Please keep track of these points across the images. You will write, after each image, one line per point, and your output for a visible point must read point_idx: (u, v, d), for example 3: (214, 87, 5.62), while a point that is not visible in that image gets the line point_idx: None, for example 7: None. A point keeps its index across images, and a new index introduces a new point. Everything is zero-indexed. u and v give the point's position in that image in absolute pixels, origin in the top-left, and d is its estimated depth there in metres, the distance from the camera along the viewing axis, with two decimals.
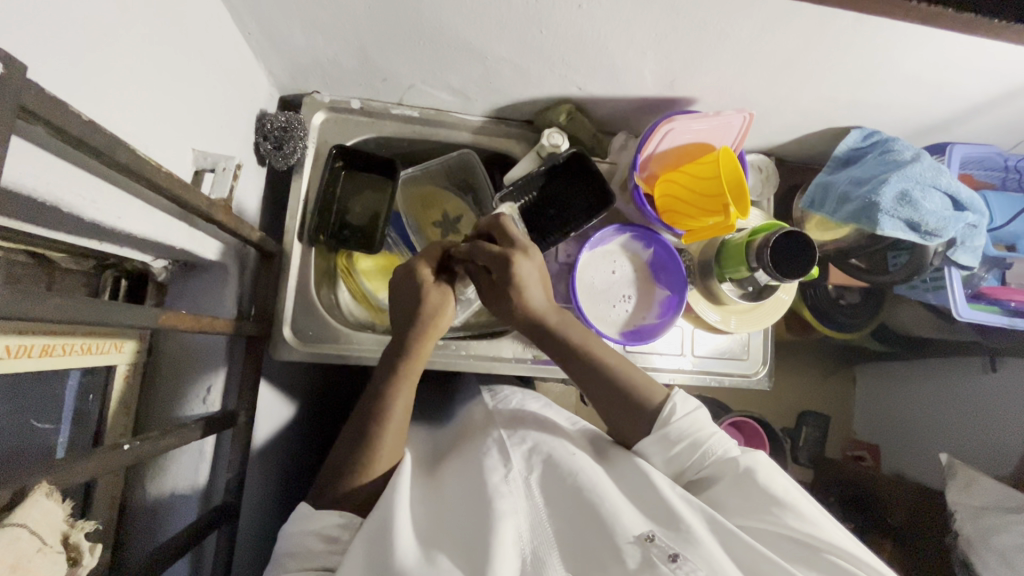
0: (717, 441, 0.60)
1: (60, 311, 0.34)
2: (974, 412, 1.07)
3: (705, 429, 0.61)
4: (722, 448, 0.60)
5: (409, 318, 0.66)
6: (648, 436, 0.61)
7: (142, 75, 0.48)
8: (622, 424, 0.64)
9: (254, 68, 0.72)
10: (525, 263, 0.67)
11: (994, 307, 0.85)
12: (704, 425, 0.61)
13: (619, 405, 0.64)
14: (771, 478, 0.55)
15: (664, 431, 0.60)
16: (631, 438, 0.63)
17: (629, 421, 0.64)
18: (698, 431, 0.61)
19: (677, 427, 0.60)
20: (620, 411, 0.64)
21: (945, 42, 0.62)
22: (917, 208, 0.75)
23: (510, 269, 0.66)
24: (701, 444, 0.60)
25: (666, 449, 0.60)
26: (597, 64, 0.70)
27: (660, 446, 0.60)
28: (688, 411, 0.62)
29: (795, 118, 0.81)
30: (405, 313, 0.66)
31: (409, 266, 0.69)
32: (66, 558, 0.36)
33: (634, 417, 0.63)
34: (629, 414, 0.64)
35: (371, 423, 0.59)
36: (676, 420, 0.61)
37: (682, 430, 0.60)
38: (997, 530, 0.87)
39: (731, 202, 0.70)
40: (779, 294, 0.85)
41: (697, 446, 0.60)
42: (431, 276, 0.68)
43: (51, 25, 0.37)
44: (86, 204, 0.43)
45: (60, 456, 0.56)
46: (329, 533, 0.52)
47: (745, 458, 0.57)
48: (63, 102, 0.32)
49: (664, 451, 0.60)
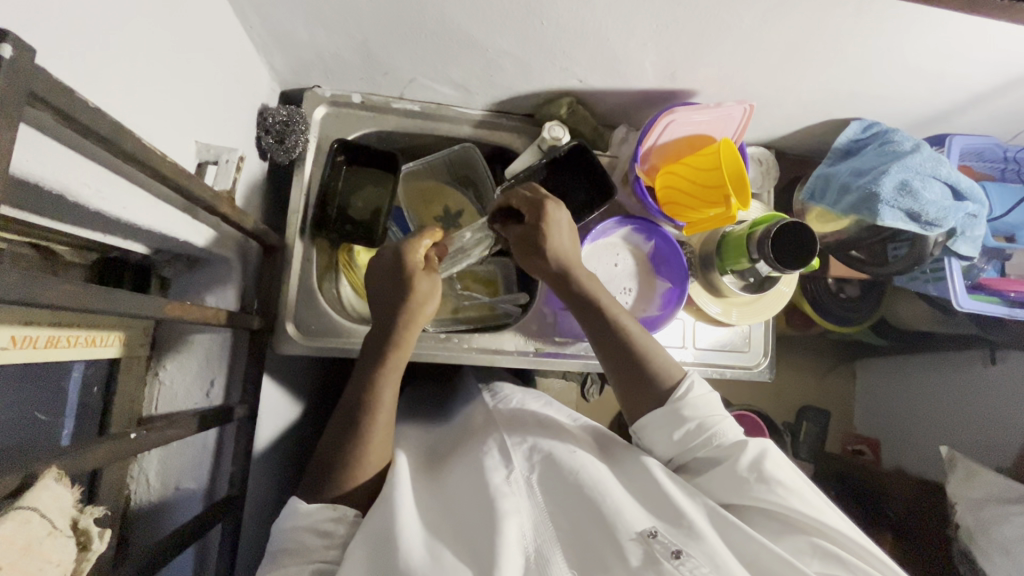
0: (726, 425, 0.61)
1: (68, 298, 0.35)
2: (974, 404, 1.08)
3: (716, 412, 0.62)
4: (732, 434, 0.60)
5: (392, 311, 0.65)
6: (659, 410, 0.62)
7: (147, 66, 0.48)
8: (638, 404, 0.64)
9: (256, 62, 0.72)
10: (557, 207, 0.70)
11: (994, 297, 0.85)
12: (715, 407, 0.62)
13: (637, 381, 0.64)
14: (778, 466, 0.56)
15: (677, 408, 0.61)
16: (640, 415, 0.64)
17: (646, 400, 0.64)
18: (710, 412, 0.61)
19: (689, 404, 0.61)
20: (637, 389, 0.64)
21: (944, 32, 0.62)
22: (917, 198, 0.75)
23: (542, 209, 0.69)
24: (712, 427, 0.61)
25: (677, 427, 0.61)
26: (598, 57, 0.71)
27: (672, 425, 0.61)
28: (700, 392, 0.63)
29: (795, 110, 0.81)
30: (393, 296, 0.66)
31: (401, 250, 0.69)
32: (74, 542, 0.36)
33: (650, 395, 0.63)
34: (645, 391, 0.64)
35: (360, 420, 0.59)
36: (689, 399, 0.61)
37: (694, 409, 0.61)
38: (997, 521, 0.87)
39: (731, 193, 0.70)
40: (779, 286, 0.86)
41: (708, 426, 0.60)
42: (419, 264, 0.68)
43: (57, 13, 0.37)
44: (92, 194, 0.43)
45: (66, 445, 0.57)
46: (324, 527, 0.52)
47: (755, 442, 0.58)
48: (71, 89, 0.32)
49: (674, 429, 0.61)
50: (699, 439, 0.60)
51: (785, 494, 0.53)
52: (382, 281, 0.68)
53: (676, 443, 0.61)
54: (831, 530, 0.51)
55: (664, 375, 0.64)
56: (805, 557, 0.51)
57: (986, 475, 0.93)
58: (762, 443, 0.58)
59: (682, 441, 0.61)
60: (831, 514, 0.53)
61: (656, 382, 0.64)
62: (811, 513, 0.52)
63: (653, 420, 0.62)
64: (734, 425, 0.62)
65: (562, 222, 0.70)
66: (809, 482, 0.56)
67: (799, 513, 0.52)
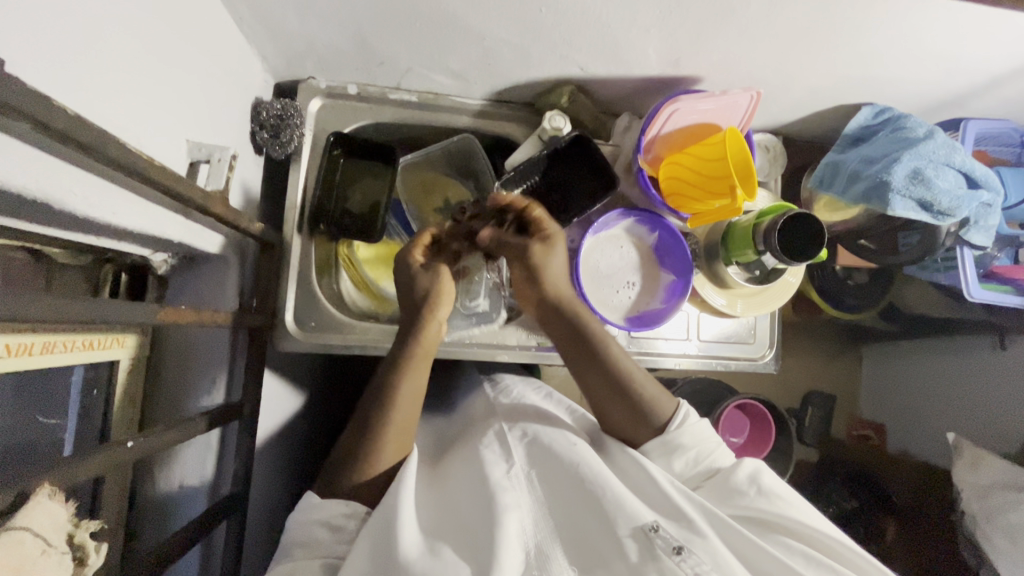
0: (720, 452, 0.61)
1: (55, 310, 0.34)
2: (985, 389, 1.06)
3: (708, 437, 0.61)
4: (724, 458, 0.60)
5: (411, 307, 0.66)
6: (651, 440, 0.61)
7: (132, 64, 0.47)
8: (627, 429, 0.63)
9: (248, 54, 0.70)
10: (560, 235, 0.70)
11: (1006, 286, 0.84)
12: (708, 434, 0.62)
13: (622, 409, 0.63)
14: (772, 480, 0.56)
15: (675, 437, 0.60)
16: (636, 437, 0.63)
17: (639, 425, 0.62)
18: (703, 439, 0.61)
19: (687, 433, 0.61)
20: (622, 412, 0.63)
21: (962, 13, 0.59)
22: (930, 186, 0.73)
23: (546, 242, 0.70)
24: (705, 452, 0.60)
25: (675, 455, 0.60)
26: (599, 43, 0.68)
27: (669, 454, 0.60)
28: (694, 421, 0.62)
29: (804, 95, 0.78)
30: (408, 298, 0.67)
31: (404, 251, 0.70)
32: (70, 558, 0.36)
33: (638, 421, 0.62)
34: (631, 415, 0.63)
35: (376, 418, 0.58)
36: (687, 429, 0.61)
37: (692, 437, 0.60)
38: (1004, 508, 0.87)
39: (737, 184, 0.67)
40: (787, 277, 0.84)
41: (705, 454, 0.60)
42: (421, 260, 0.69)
43: (35, 17, 0.36)
44: (78, 200, 0.43)
45: (68, 453, 0.57)
46: (336, 522, 0.52)
47: (748, 459, 0.58)
48: (46, 97, 0.31)
49: (672, 457, 0.60)
50: (700, 468, 0.59)
51: (775, 503, 0.54)
52: (401, 282, 0.69)
53: (676, 471, 0.60)
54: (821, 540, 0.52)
55: (655, 404, 0.63)
56: (798, 562, 0.50)
57: (992, 462, 0.92)
58: (756, 462, 0.57)
59: (687, 468, 0.59)
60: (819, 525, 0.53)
61: (644, 410, 0.62)
62: (802, 523, 0.52)
63: (645, 447, 0.61)
64: (728, 453, 0.62)
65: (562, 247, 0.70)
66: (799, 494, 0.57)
67: (785, 518, 0.53)
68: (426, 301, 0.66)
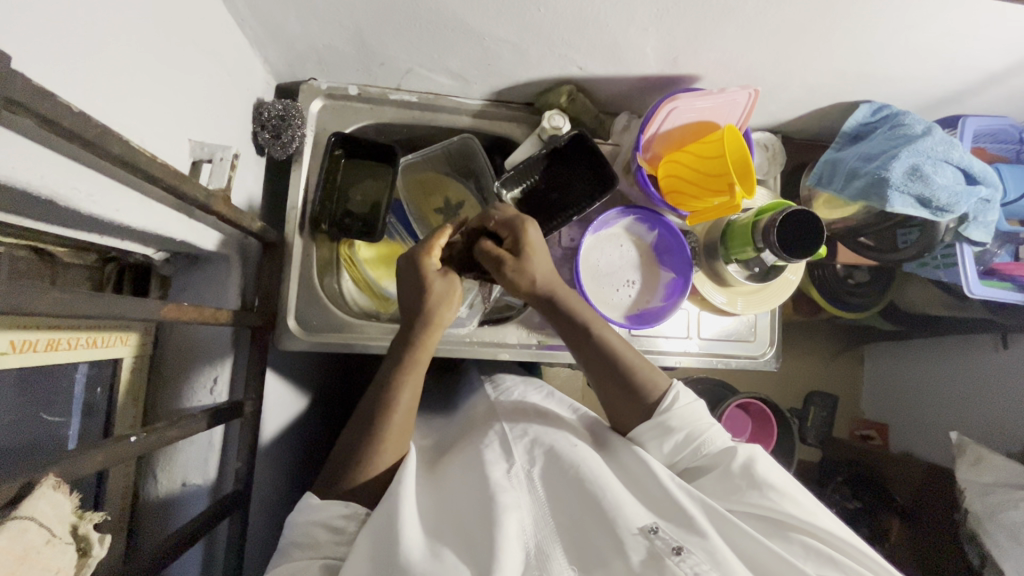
0: (714, 433, 0.61)
1: (60, 305, 0.34)
2: (987, 387, 1.06)
3: (701, 419, 0.62)
4: (721, 439, 0.61)
5: (412, 317, 0.65)
6: (646, 423, 0.62)
7: (135, 64, 0.47)
8: (624, 414, 0.65)
9: (250, 56, 0.71)
10: (535, 229, 0.68)
11: (1007, 283, 0.84)
12: (701, 415, 0.62)
13: (620, 393, 0.65)
14: (769, 469, 0.56)
15: (665, 419, 0.61)
16: (630, 424, 0.64)
17: (635, 410, 0.64)
18: (695, 420, 0.61)
19: (677, 415, 0.61)
20: (620, 398, 0.65)
21: (959, 9, 0.59)
22: (929, 183, 0.73)
23: (521, 239, 0.67)
24: (698, 436, 0.61)
25: (665, 438, 0.61)
26: (597, 42, 0.69)
27: (661, 436, 0.61)
28: (686, 402, 0.62)
29: (803, 93, 0.79)
30: (412, 301, 0.66)
31: (414, 255, 0.67)
32: (73, 549, 0.37)
33: (634, 405, 0.64)
34: (629, 401, 0.64)
35: (378, 417, 0.59)
36: (677, 409, 0.61)
37: (682, 419, 0.61)
38: (1007, 506, 0.86)
39: (736, 181, 0.67)
40: (786, 274, 0.84)
41: (696, 435, 0.61)
42: (436, 267, 0.67)
43: (39, 17, 0.36)
44: (82, 197, 0.43)
45: (71, 447, 0.57)
46: (335, 524, 0.52)
47: (744, 449, 0.58)
48: (51, 94, 0.31)
49: (663, 439, 0.61)
50: (690, 448, 0.60)
51: (779, 498, 0.53)
52: (406, 285, 0.67)
53: (667, 453, 0.61)
54: (823, 532, 0.51)
55: (649, 386, 0.64)
56: (799, 555, 0.50)
57: (994, 460, 0.92)
58: (751, 449, 0.58)
59: (676, 450, 0.61)
60: (821, 516, 0.53)
61: (641, 395, 0.64)
62: (804, 515, 0.52)
63: (639, 431, 0.62)
64: (725, 432, 0.62)
65: (541, 241, 0.69)
66: (801, 484, 0.57)
67: (791, 516, 0.52)
68: (431, 316, 0.65)
